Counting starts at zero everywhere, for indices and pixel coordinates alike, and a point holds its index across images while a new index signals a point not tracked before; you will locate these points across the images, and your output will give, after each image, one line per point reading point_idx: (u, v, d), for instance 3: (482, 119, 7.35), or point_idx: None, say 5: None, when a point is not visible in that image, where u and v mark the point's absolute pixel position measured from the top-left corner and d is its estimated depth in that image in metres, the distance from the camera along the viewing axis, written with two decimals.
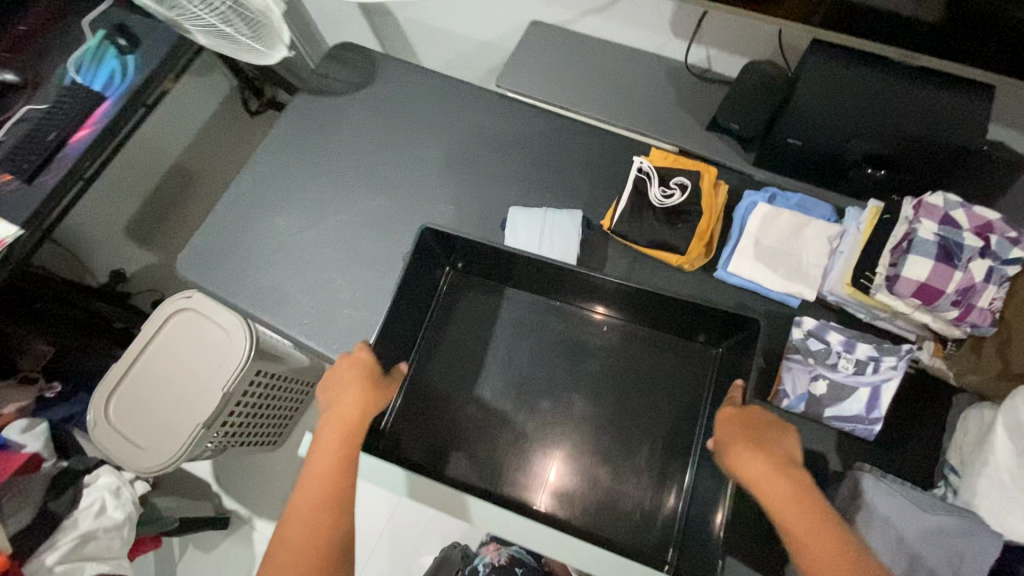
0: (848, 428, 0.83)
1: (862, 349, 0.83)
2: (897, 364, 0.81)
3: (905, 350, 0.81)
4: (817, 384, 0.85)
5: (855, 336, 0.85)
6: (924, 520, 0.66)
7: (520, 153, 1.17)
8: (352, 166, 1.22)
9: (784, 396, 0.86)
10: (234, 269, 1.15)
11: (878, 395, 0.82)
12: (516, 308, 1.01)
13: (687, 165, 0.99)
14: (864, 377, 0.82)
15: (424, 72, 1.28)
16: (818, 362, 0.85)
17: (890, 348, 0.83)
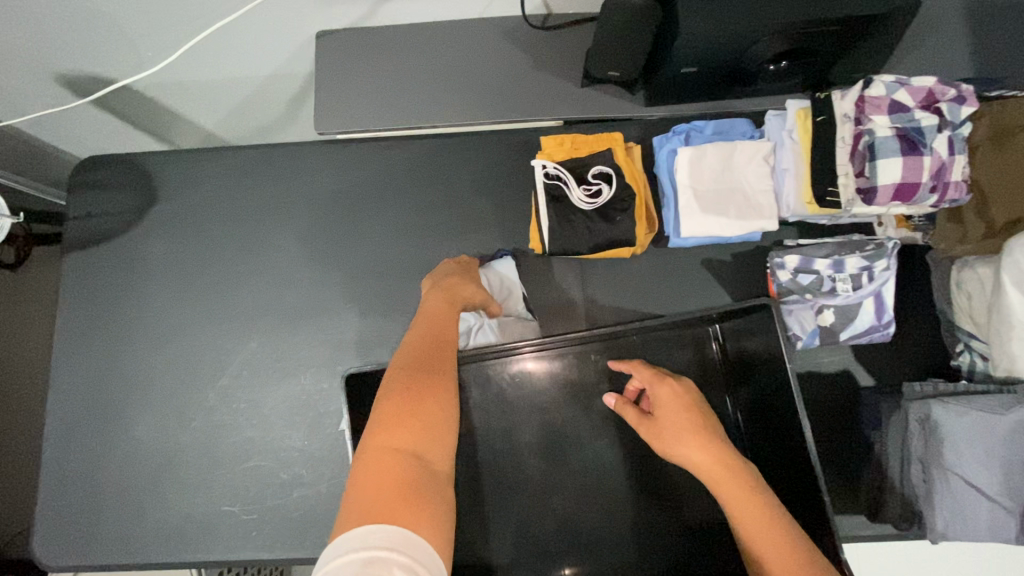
0: (868, 341, 0.79)
1: (851, 263, 0.78)
2: (888, 263, 0.78)
3: (891, 247, 0.78)
4: (824, 315, 0.79)
5: (837, 249, 0.79)
6: (1001, 425, 0.64)
7: (393, 203, 0.93)
8: (197, 314, 0.92)
9: (797, 339, 0.80)
10: (122, 519, 0.86)
11: (882, 299, 0.78)
12: (488, 393, 0.80)
13: (591, 147, 0.85)
14: (864, 289, 0.78)
15: (220, 154, 0.96)
16: (816, 294, 0.79)
17: (875, 250, 0.78)
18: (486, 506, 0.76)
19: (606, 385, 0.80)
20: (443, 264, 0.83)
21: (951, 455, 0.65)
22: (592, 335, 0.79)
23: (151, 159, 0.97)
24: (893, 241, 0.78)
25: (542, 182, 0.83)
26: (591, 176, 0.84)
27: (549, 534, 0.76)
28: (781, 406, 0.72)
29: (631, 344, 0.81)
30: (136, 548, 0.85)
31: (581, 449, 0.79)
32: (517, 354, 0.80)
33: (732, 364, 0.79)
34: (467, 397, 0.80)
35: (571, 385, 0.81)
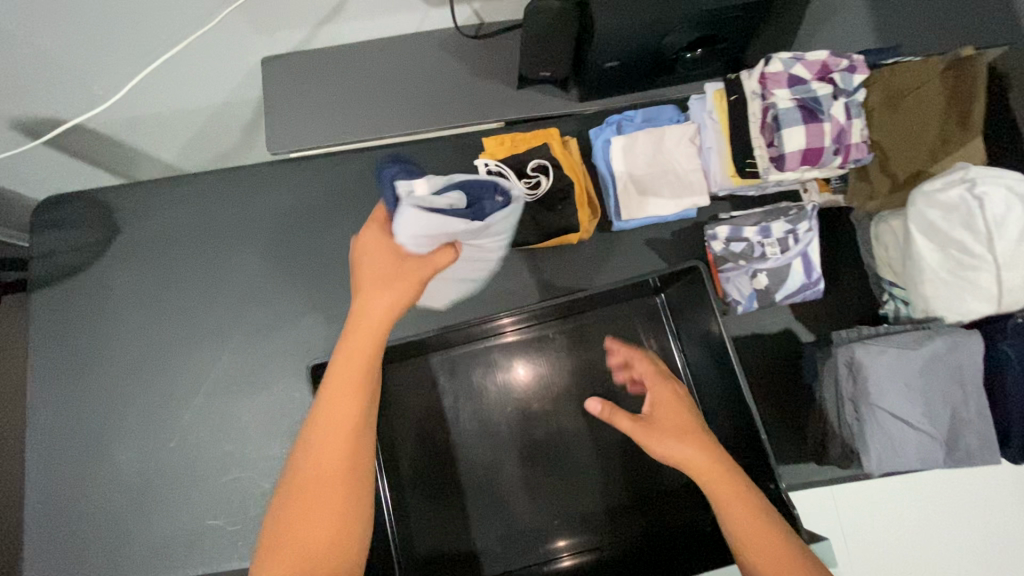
0: (802, 299, 0.85)
1: (777, 228, 0.84)
2: (810, 225, 0.84)
3: (811, 210, 0.84)
4: (759, 278, 0.85)
5: (764, 217, 0.85)
6: (918, 358, 0.70)
7: (349, 214, 0.98)
8: (168, 338, 0.95)
9: (737, 305, 0.86)
10: (108, 545, 0.87)
11: (810, 259, 0.84)
12: (453, 374, 0.84)
13: (530, 143, 0.90)
14: (792, 251, 0.84)
15: (178, 182, 1.00)
16: (749, 260, 0.84)
17: (797, 215, 0.84)
18: (461, 488, 0.80)
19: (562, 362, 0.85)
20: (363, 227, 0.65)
21: (876, 393, 0.70)
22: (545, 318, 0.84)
23: (110, 193, 1.00)
24: (813, 205, 0.85)
25: (486, 179, 0.88)
26: (532, 170, 0.89)
27: (525, 509, 0.80)
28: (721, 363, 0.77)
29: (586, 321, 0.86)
30: (125, 572, 0.86)
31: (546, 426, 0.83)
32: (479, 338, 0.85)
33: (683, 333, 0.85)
34: (436, 385, 0.84)
35: (533, 367, 0.85)
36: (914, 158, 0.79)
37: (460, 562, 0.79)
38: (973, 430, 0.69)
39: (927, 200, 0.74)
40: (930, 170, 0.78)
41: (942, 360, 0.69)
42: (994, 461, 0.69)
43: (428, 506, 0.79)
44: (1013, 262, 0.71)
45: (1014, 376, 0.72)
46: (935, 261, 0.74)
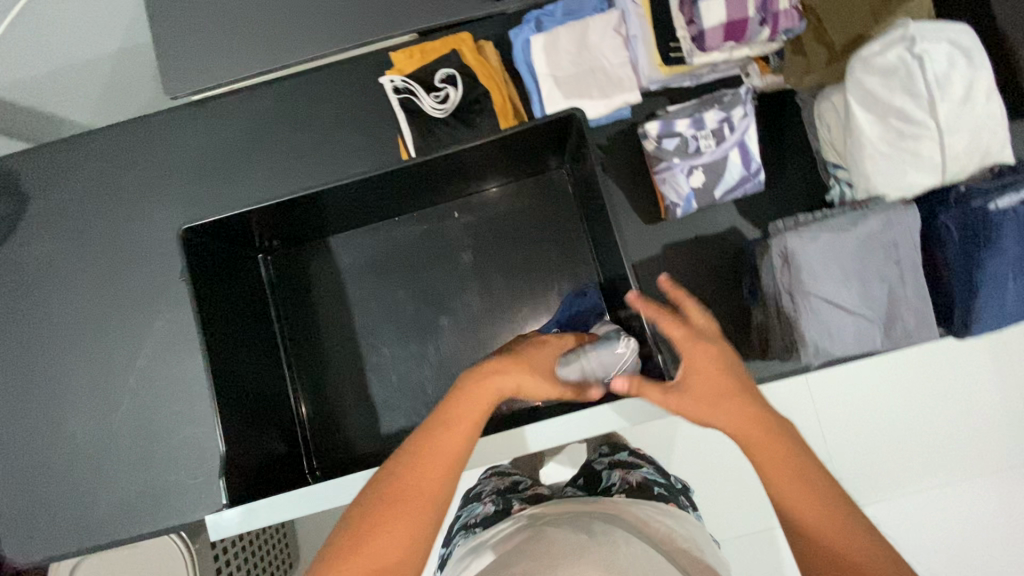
0: (744, 193, 0.80)
1: (709, 118, 0.78)
2: (745, 111, 0.78)
3: (745, 94, 0.78)
4: (695, 176, 0.79)
5: (697, 108, 0.79)
6: (853, 240, 0.66)
7: (264, 153, 0.91)
8: (98, 306, 0.91)
9: (676, 207, 0.80)
10: (78, 509, 0.89)
11: (748, 148, 0.78)
12: (358, 250, 0.87)
13: (438, 53, 0.82)
14: (727, 142, 0.78)
15: (79, 138, 0.92)
16: (684, 156, 0.78)
17: (731, 101, 0.78)
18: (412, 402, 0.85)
19: (469, 240, 0.87)
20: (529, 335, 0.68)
21: (810, 280, 0.67)
22: (448, 182, 0.82)
23: (9, 158, 0.92)
24: (748, 89, 0.79)
25: (394, 99, 0.80)
26: (440, 83, 0.81)
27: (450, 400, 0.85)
28: (597, 215, 0.78)
29: (492, 197, 0.87)
30: (96, 534, 0.88)
31: (455, 300, 0.86)
32: (380, 221, 0.87)
33: (573, 193, 0.86)
34: (342, 275, 0.87)
35: (430, 233, 0.87)
36: (852, 23, 0.71)
37: (362, 433, 0.85)
38: (909, 309, 0.66)
39: (864, 67, 0.68)
40: (870, 34, 0.71)
41: (879, 239, 0.65)
42: (931, 338, 0.66)
43: (349, 398, 0.85)
44: (955, 126, 0.66)
45: (955, 249, 0.66)
46: (876, 135, 0.69)
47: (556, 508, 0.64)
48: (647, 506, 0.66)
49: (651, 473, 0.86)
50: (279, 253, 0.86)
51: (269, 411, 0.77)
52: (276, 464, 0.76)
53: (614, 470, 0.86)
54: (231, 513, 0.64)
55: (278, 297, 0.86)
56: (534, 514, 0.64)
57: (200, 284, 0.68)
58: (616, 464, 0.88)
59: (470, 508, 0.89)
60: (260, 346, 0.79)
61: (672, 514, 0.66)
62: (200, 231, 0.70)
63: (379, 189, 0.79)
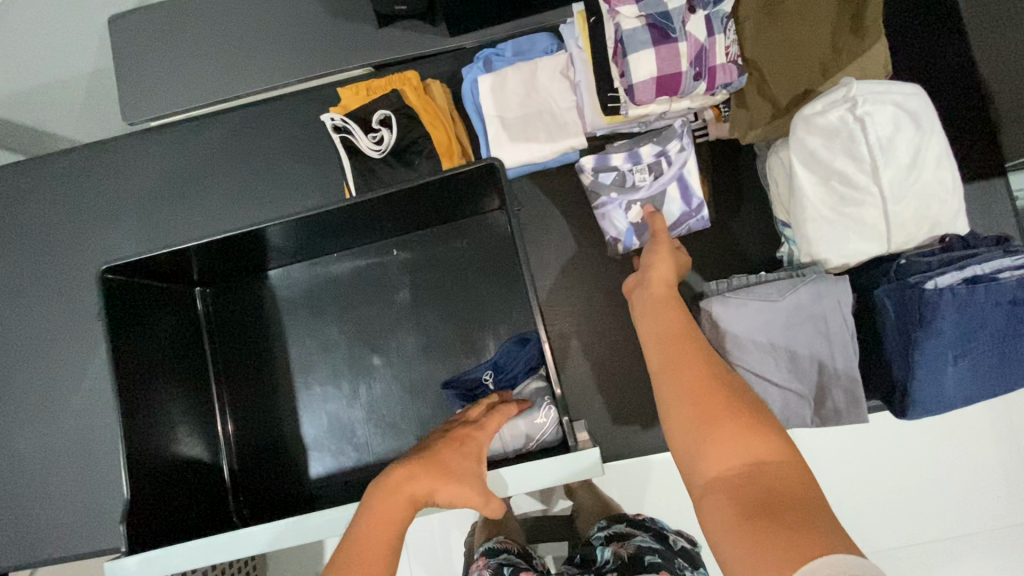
0: (684, 231, 0.78)
1: (646, 152, 0.76)
2: (682, 144, 0.76)
3: (682, 126, 0.76)
4: (633, 211, 0.77)
5: (634, 142, 0.77)
6: (781, 310, 0.62)
7: (216, 180, 0.91)
8: (49, 326, 0.93)
9: (617, 241, 0.79)
10: (16, 529, 0.90)
11: (687, 183, 0.77)
12: (296, 284, 0.88)
13: (380, 91, 0.81)
14: (665, 176, 0.76)
15: (42, 159, 0.94)
16: (621, 190, 0.77)
17: (668, 134, 0.76)
18: (344, 440, 0.85)
19: (407, 278, 0.87)
20: (448, 424, 0.65)
21: (736, 351, 0.63)
22: (385, 223, 0.82)
23: None
24: (685, 120, 0.76)
25: (334, 137, 0.80)
26: (378, 123, 0.80)
27: (380, 441, 0.85)
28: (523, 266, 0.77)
29: (430, 238, 0.88)
30: (31, 554, 0.89)
31: (388, 340, 0.87)
32: (318, 256, 0.88)
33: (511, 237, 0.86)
34: (279, 308, 0.88)
35: (368, 270, 0.88)
36: (799, 79, 0.68)
37: (291, 468, 0.85)
38: (840, 386, 0.62)
39: (806, 126, 0.64)
40: (817, 90, 0.67)
41: (807, 311, 0.62)
42: (863, 420, 0.62)
43: (283, 431, 0.86)
44: (901, 192, 0.62)
45: (893, 324, 0.62)
46: (819, 198, 0.65)
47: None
48: None
49: (646, 540, 0.81)
50: (214, 289, 0.87)
51: (192, 447, 0.77)
52: (198, 502, 0.76)
53: (608, 546, 0.82)
54: (131, 559, 0.63)
55: (212, 332, 0.87)
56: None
57: (119, 322, 0.69)
58: (610, 539, 0.83)
59: None
60: (187, 383, 0.79)
61: None
62: (120, 271, 0.71)
63: (311, 229, 0.79)
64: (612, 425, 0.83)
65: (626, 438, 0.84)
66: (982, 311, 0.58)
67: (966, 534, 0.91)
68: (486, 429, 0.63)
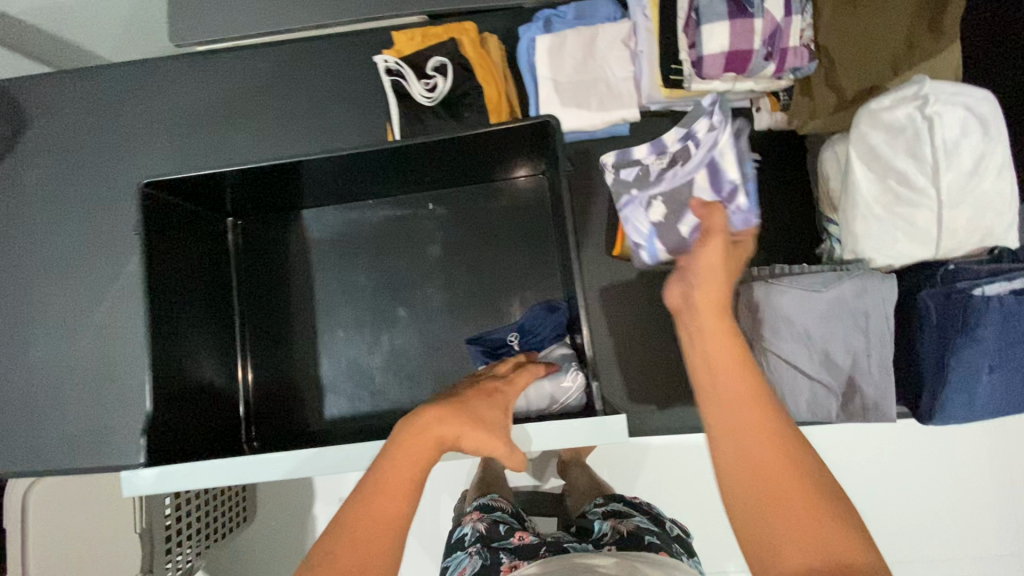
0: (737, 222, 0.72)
1: (670, 136, 0.73)
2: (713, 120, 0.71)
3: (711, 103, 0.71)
4: (656, 208, 0.74)
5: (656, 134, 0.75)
6: (822, 302, 0.62)
7: (257, 115, 0.91)
8: (78, 241, 0.93)
9: (640, 249, 0.75)
10: (28, 433, 0.91)
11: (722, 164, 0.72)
12: (328, 226, 0.88)
13: (437, 38, 0.79)
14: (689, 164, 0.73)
15: (85, 74, 0.93)
16: (644, 187, 0.75)
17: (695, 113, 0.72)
18: (360, 386, 0.86)
19: (439, 233, 0.87)
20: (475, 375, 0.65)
21: (772, 337, 0.63)
22: (426, 173, 0.81)
23: (16, 85, 0.94)
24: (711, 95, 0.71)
25: (384, 80, 0.79)
26: (432, 70, 0.79)
27: (396, 390, 0.85)
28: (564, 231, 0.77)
29: (469, 194, 0.87)
30: (41, 461, 0.91)
31: (414, 293, 0.86)
32: (353, 201, 0.87)
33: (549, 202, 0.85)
34: (309, 248, 0.88)
35: (402, 221, 0.87)
36: (869, 72, 0.66)
37: (306, 406, 0.86)
38: (870, 384, 0.62)
39: (871, 120, 0.64)
40: (885, 86, 0.66)
41: (849, 306, 0.61)
42: (888, 419, 0.62)
43: (299, 369, 0.86)
44: (957, 199, 0.62)
45: (932, 328, 0.62)
46: (874, 195, 0.65)
47: (544, 568, 0.61)
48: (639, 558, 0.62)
49: (644, 521, 0.81)
50: (247, 219, 0.87)
51: (210, 372, 0.78)
52: (211, 427, 0.77)
53: (605, 520, 0.82)
54: (148, 472, 0.64)
55: (240, 264, 0.87)
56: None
57: (154, 242, 0.69)
58: (608, 512, 0.83)
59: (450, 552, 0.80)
60: (211, 309, 0.80)
61: (658, 562, 0.61)
62: (156, 188, 0.71)
63: (350, 170, 0.78)
64: (629, 402, 0.84)
65: (640, 416, 0.84)
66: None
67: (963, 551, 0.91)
68: (515, 386, 0.63)
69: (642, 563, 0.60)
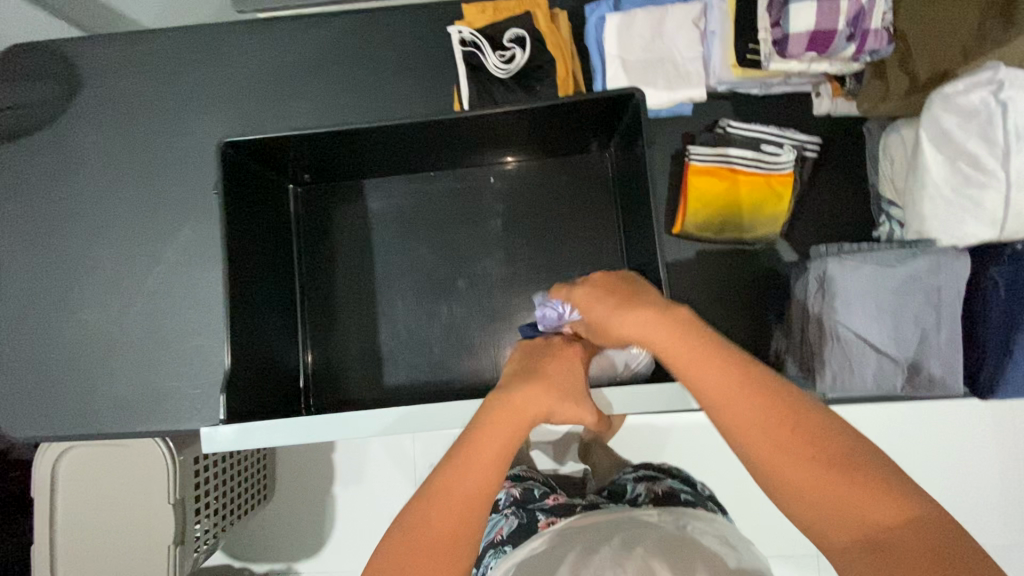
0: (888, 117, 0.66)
1: None
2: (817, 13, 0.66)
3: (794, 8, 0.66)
4: None
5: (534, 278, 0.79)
6: (895, 278, 0.65)
7: (319, 84, 0.91)
8: (132, 203, 0.92)
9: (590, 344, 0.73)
10: (78, 393, 0.90)
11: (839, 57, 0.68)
12: (390, 197, 0.89)
13: (510, 11, 0.80)
14: None
15: (143, 36, 0.92)
16: None
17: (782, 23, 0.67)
18: (419, 355, 0.87)
19: (500, 206, 0.88)
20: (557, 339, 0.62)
21: (842, 310, 0.65)
22: (494, 144, 0.82)
23: (71, 45, 0.92)
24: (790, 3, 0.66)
25: (458, 51, 0.79)
26: (508, 43, 0.80)
27: (454, 360, 0.86)
28: (633, 205, 0.78)
29: (530, 168, 0.88)
30: (91, 423, 0.90)
31: (475, 265, 0.87)
32: (415, 171, 0.88)
33: (610, 178, 0.87)
34: (369, 216, 0.88)
35: (464, 194, 0.88)
36: (939, 56, 0.69)
37: (364, 373, 0.87)
38: (937, 358, 0.65)
39: (945, 104, 0.66)
40: (955, 73, 0.69)
41: (920, 282, 0.65)
42: (953, 391, 0.65)
43: (357, 336, 0.87)
44: None
45: (999, 303, 0.66)
46: (943, 178, 0.66)
47: (588, 522, 0.59)
48: (690, 516, 0.58)
49: (677, 487, 0.82)
50: (308, 186, 0.88)
51: (273, 333, 0.78)
52: (273, 388, 0.77)
53: (639, 484, 0.82)
54: (227, 430, 0.65)
55: (300, 230, 0.87)
56: (567, 532, 0.57)
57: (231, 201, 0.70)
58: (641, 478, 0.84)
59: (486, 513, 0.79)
60: (276, 271, 0.81)
61: (704, 518, 0.58)
62: (233, 148, 0.71)
63: (421, 139, 0.78)
64: None
65: None
66: None
67: (994, 533, 0.94)
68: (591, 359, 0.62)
69: (687, 517, 0.57)
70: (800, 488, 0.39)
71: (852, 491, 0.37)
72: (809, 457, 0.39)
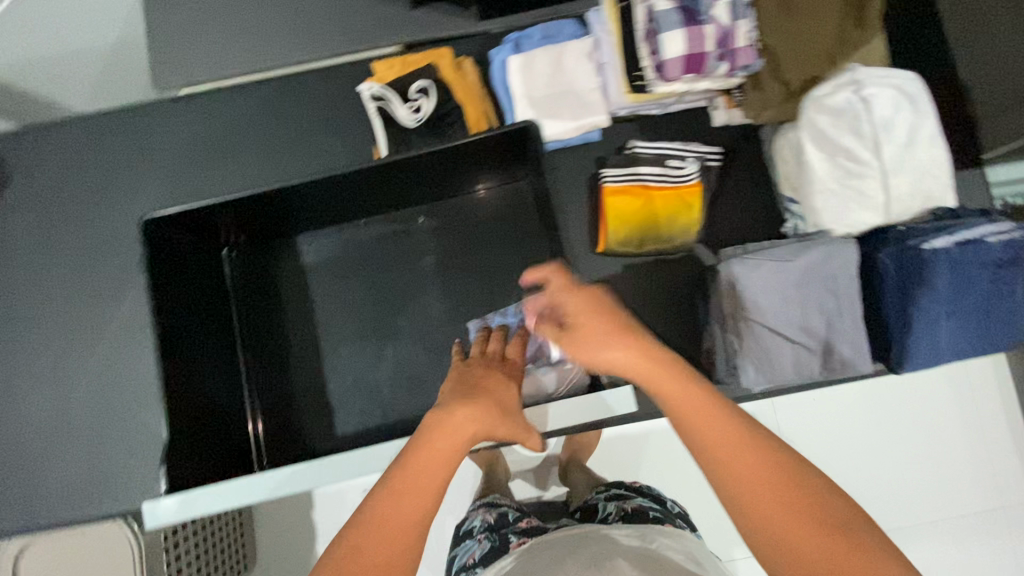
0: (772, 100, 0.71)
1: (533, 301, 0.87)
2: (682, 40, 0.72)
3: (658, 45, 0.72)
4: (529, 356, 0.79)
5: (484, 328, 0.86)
6: (794, 271, 0.69)
7: (244, 151, 0.94)
8: (69, 287, 0.93)
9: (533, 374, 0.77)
10: (25, 486, 0.88)
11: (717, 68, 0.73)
12: (324, 248, 0.91)
13: (416, 64, 0.85)
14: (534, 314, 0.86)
15: (68, 125, 0.95)
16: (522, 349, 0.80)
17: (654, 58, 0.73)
18: (369, 400, 0.87)
19: (432, 244, 0.91)
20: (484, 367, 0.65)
21: (751, 307, 0.69)
22: (416, 186, 0.85)
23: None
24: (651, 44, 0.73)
25: (369, 105, 0.83)
26: (415, 93, 0.84)
27: (405, 401, 0.87)
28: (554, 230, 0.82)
29: (457, 204, 0.91)
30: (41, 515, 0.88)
31: (414, 305, 0.90)
32: (345, 221, 0.90)
33: (533, 206, 0.91)
34: (306, 269, 0.90)
35: (396, 237, 0.91)
36: (809, 64, 0.75)
37: (316, 424, 0.87)
38: (846, 341, 0.68)
39: (817, 106, 0.72)
40: (823, 76, 0.75)
41: (818, 272, 0.69)
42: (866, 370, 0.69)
43: (305, 388, 0.88)
44: (899, 168, 0.69)
45: (893, 283, 0.69)
46: (825, 173, 0.71)
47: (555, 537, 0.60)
48: (655, 530, 0.59)
49: (647, 501, 0.84)
50: (243, 247, 0.89)
51: (214, 396, 0.79)
52: (220, 452, 0.77)
53: (611, 502, 0.84)
54: (169, 502, 0.65)
55: (238, 290, 0.89)
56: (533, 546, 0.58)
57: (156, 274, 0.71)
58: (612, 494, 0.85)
59: (461, 545, 0.80)
60: (214, 335, 0.82)
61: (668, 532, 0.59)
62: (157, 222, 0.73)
63: (344, 191, 0.81)
64: None
65: None
66: (970, 272, 0.66)
67: None
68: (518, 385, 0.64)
69: (653, 533, 0.58)
70: (752, 501, 0.42)
71: (792, 500, 0.42)
72: (759, 473, 0.43)
